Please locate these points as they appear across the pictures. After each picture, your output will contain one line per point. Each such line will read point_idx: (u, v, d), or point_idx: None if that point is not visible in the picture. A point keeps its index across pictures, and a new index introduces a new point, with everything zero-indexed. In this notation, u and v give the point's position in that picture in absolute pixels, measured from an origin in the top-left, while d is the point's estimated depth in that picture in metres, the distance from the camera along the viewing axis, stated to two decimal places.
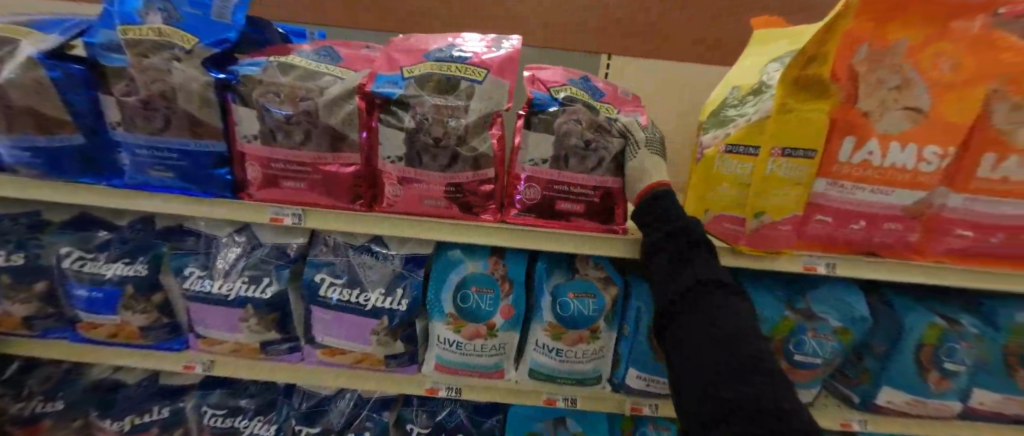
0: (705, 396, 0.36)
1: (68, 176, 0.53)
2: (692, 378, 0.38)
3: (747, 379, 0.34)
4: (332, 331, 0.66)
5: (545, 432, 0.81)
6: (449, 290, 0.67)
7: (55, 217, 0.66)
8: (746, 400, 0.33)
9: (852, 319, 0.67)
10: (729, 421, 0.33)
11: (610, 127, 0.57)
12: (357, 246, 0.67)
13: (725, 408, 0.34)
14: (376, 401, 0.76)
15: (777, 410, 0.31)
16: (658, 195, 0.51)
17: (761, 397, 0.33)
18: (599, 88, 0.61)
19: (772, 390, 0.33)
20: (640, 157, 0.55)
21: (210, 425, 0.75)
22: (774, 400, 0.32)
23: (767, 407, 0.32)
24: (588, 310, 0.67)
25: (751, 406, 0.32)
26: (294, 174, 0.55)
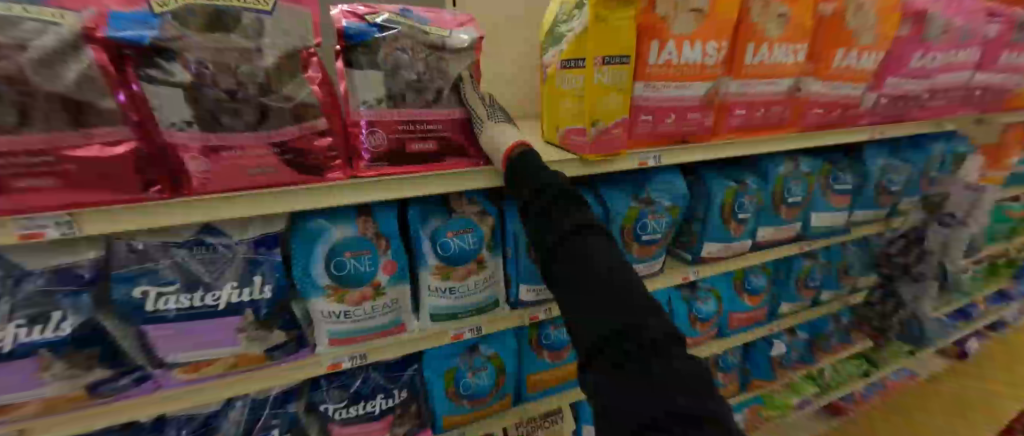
0: (572, 304, 0.43)
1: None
2: (561, 290, 0.45)
3: (596, 282, 0.42)
4: (180, 346, 0.56)
5: (463, 364, 0.85)
6: (319, 262, 0.60)
7: None
8: (601, 299, 0.41)
9: (678, 196, 0.79)
10: (590, 318, 0.41)
11: (444, 52, 0.52)
12: (182, 244, 0.55)
13: (582, 311, 0.42)
14: (279, 394, 0.74)
15: (619, 300, 0.41)
16: (515, 165, 0.52)
17: (608, 293, 0.41)
18: (422, 14, 0.54)
19: (617, 285, 0.41)
20: (488, 129, 0.55)
21: None
22: (619, 292, 0.41)
23: (617, 300, 0.40)
24: (468, 244, 0.66)
25: (606, 302, 0.41)
26: (27, 168, 0.38)
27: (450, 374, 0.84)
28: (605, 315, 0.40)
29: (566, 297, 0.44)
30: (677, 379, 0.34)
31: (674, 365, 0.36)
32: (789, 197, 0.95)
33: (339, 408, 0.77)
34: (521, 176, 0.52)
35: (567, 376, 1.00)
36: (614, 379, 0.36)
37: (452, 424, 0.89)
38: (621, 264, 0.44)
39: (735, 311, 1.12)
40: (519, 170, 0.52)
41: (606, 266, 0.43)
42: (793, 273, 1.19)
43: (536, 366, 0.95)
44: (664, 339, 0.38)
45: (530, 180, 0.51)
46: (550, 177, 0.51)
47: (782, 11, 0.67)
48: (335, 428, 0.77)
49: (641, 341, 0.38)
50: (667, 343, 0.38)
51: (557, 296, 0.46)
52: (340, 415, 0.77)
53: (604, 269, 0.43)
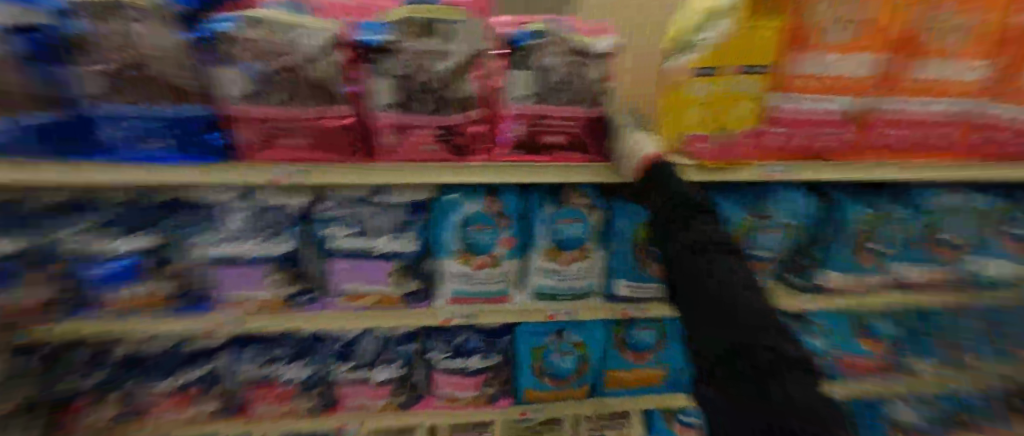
0: (689, 317, 0.50)
1: (30, 152, 0.51)
2: (680, 302, 0.52)
3: (706, 298, 0.48)
4: (347, 278, 0.73)
5: (551, 344, 0.92)
6: (452, 229, 0.71)
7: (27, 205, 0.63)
8: (713, 316, 0.47)
9: (799, 215, 0.76)
10: (705, 332, 0.48)
11: (590, 55, 0.57)
12: (361, 199, 0.69)
13: (699, 326, 0.49)
14: (403, 334, 0.90)
15: (730, 319, 0.45)
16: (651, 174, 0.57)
17: (721, 314, 0.46)
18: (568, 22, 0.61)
19: (729, 307, 0.46)
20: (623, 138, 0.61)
21: (253, 372, 0.87)
22: (733, 309, 0.46)
23: (731, 318, 0.45)
24: (577, 232, 0.72)
25: (719, 319, 0.46)
26: (288, 131, 0.55)
27: (537, 351, 0.92)
28: (717, 332, 0.46)
29: (685, 310, 0.51)
30: (791, 402, 0.38)
31: (789, 390, 0.39)
32: (940, 232, 0.84)
33: (444, 357, 0.90)
34: (652, 184, 0.57)
35: (645, 380, 1.01)
36: (730, 397, 0.43)
37: (533, 396, 0.98)
38: (734, 279, 0.48)
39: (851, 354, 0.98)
40: (654, 178, 0.57)
41: (717, 283, 0.48)
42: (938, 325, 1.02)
43: (619, 362, 0.98)
44: (781, 362, 0.41)
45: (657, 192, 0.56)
46: (676, 186, 0.55)
47: (965, 20, 0.60)
48: (438, 372, 0.92)
49: (753, 360, 0.42)
50: (780, 366, 0.41)
51: (678, 305, 0.53)
52: (441, 364, 0.91)
53: (716, 285, 0.48)
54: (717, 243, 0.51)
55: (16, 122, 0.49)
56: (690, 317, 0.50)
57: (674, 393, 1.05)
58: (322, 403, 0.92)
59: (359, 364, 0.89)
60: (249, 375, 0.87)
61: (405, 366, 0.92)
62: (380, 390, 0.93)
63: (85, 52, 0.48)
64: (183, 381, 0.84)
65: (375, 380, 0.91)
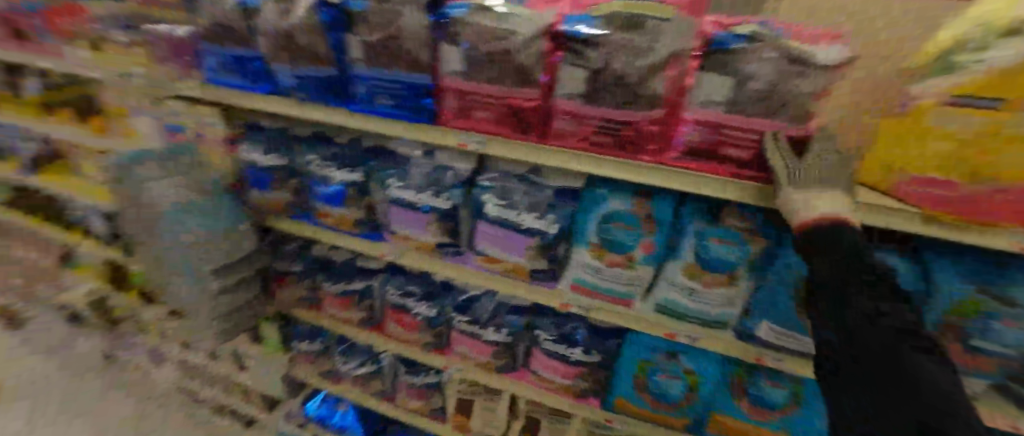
0: (863, 416, 0.36)
1: (319, 98, 0.73)
2: (846, 391, 0.39)
3: (893, 390, 0.34)
4: (490, 243, 0.80)
5: (660, 362, 0.87)
6: (594, 221, 0.73)
7: (302, 131, 0.92)
8: (904, 417, 0.33)
9: None
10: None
11: (811, 65, 0.48)
12: (517, 175, 0.77)
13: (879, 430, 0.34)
14: (514, 305, 0.98)
15: (937, 424, 0.31)
16: (813, 232, 0.45)
17: (917, 410, 0.32)
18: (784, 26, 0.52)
19: (927, 401, 0.32)
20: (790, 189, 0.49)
21: (393, 299, 1.05)
22: (942, 413, 0.31)
23: (933, 420, 0.31)
24: (729, 255, 0.66)
25: (915, 423, 0.32)
26: (484, 104, 0.63)
27: (643, 365, 0.88)
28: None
29: (855, 402, 0.37)
30: None
31: None
32: None
33: (549, 340, 0.94)
34: (810, 248, 0.46)
35: None
36: None
37: (621, 407, 0.96)
38: (936, 376, 0.34)
39: None
40: (812, 240, 0.45)
41: (913, 376, 0.34)
42: None
43: (726, 407, 0.87)
44: None
45: (817, 254, 0.45)
46: (851, 246, 0.44)
47: None
48: (538, 351, 0.97)
49: None
50: None
51: (840, 397, 0.39)
52: (546, 345, 0.95)
53: (910, 376, 0.34)
54: (905, 324, 0.39)
55: (315, 73, 0.70)
56: (864, 408, 0.37)
57: None
58: (438, 342, 1.08)
59: (474, 320, 0.99)
60: (390, 300, 1.06)
61: (513, 337, 0.98)
62: (486, 349, 1.01)
63: (359, 24, 0.64)
64: (350, 288, 1.08)
65: (485, 339, 0.99)
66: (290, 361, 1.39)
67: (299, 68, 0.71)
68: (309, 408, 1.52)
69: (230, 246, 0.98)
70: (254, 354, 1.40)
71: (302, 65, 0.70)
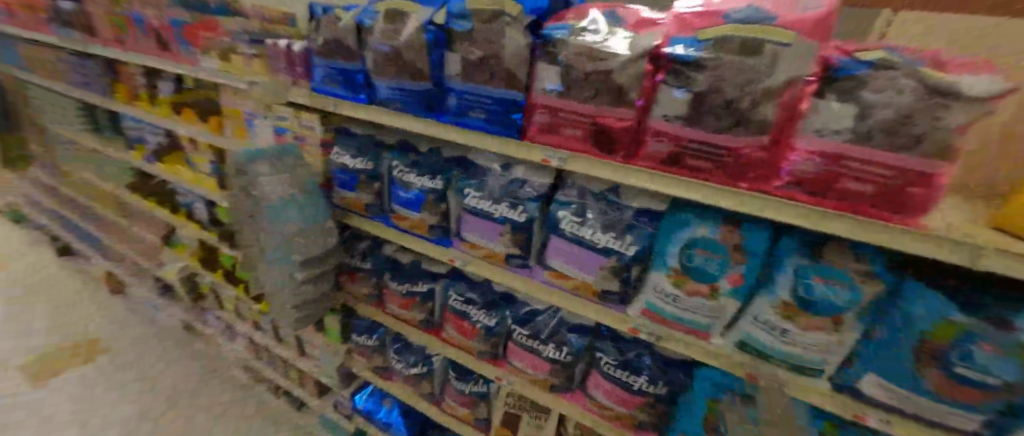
0: None
1: (412, 110, 0.78)
2: None
3: None
4: (563, 258, 0.80)
5: (732, 404, 0.80)
6: (675, 246, 0.70)
7: (388, 139, 0.98)
8: None
9: None
10: None
11: (955, 94, 0.42)
12: (595, 193, 0.77)
13: None
14: (574, 324, 0.97)
15: None
16: None
17: None
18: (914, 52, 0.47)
19: None
20: None
21: (453, 304, 1.09)
22: None
23: None
24: (836, 300, 0.60)
25: None
26: (575, 122, 0.64)
27: (714, 404, 0.82)
28: None
29: None
30: None
31: None
32: None
33: (611, 364, 0.91)
34: None
35: None
36: None
37: None
38: None
39: None
40: None
41: None
42: None
43: None
44: None
45: None
46: None
47: None
48: (597, 373, 0.94)
49: None
50: None
51: None
52: (607, 369, 0.92)
53: None
54: None
55: (410, 86, 0.75)
56: None
57: None
58: (493, 352, 1.09)
59: (532, 334, 0.99)
60: (451, 305, 1.10)
61: (573, 358, 0.96)
62: (541, 366, 1.00)
63: (461, 42, 0.68)
64: (414, 289, 1.13)
65: (542, 355, 0.98)
66: (348, 353, 1.47)
67: (397, 81, 0.76)
68: (359, 402, 1.57)
69: (320, 241, 1.05)
70: (317, 342, 1.50)
71: (399, 78, 0.76)
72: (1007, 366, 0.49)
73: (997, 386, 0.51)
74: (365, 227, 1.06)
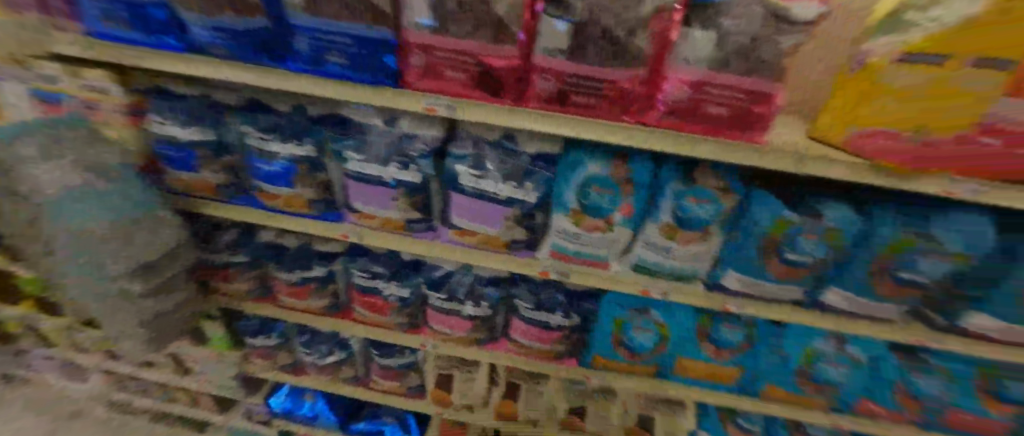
0: None
1: (253, 58, 0.62)
2: None
3: None
4: (464, 215, 0.76)
5: (630, 317, 0.92)
6: (573, 187, 0.71)
7: (226, 100, 0.77)
8: None
9: (977, 246, 0.63)
10: None
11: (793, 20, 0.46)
12: (489, 142, 0.72)
13: None
14: (488, 276, 0.95)
15: None
16: None
17: None
18: None
19: None
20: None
21: (358, 282, 1.00)
22: None
23: None
24: (705, 214, 0.68)
25: None
26: (456, 63, 0.57)
27: (619, 321, 0.92)
28: None
29: None
30: None
31: None
32: None
33: (527, 308, 0.94)
34: None
35: (716, 376, 0.99)
36: None
37: (599, 362, 1.01)
38: None
39: (961, 409, 0.88)
40: None
41: None
42: None
43: (691, 353, 0.95)
44: None
45: None
46: None
47: None
48: (516, 319, 0.98)
49: None
50: None
51: None
52: (525, 313, 0.96)
53: None
54: None
55: (237, 24, 0.58)
56: None
57: (741, 395, 1.02)
58: (410, 321, 1.04)
59: (449, 297, 0.95)
60: (356, 283, 1.00)
61: (492, 309, 0.97)
62: (462, 324, 0.99)
63: None
64: (307, 276, 1.00)
65: (462, 314, 0.97)
66: (244, 359, 1.28)
67: (215, 18, 0.57)
68: (274, 403, 1.42)
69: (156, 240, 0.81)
70: (203, 355, 1.28)
71: (217, 13, 0.57)
72: (819, 247, 0.66)
73: (812, 262, 0.68)
74: (224, 213, 0.88)
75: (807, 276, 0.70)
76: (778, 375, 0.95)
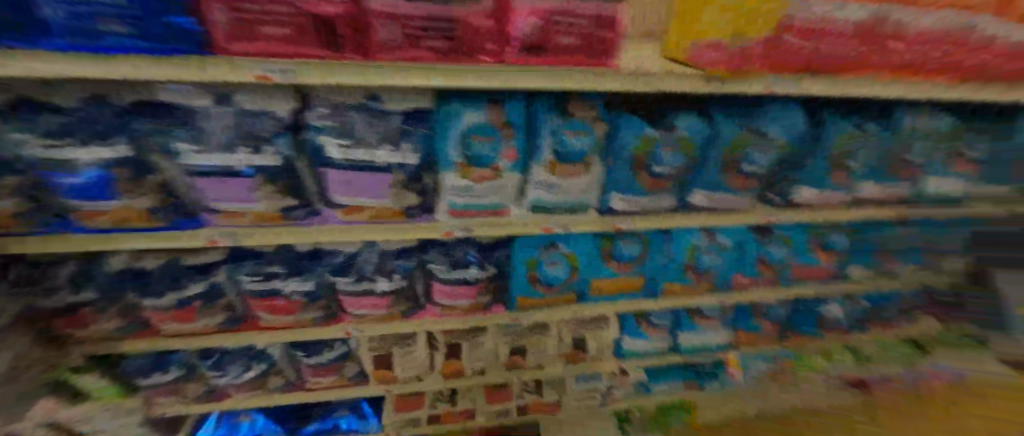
0: None
1: None
2: None
3: None
4: (346, 191, 0.71)
5: (541, 255, 0.97)
6: (454, 141, 0.70)
7: None
8: None
9: (791, 132, 0.79)
10: None
11: None
12: (354, 106, 0.63)
13: None
14: (397, 249, 0.90)
15: None
16: None
17: None
18: None
19: None
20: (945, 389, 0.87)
21: (250, 287, 0.89)
22: None
23: None
24: (578, 145, 0.73)
25: None
26: (275, 17, 0.49)
27: (531, 261, 0.98)
28: None
29: None
30: None
31: None
32: (906, 155, 0.92)
33: (443, 269, 0.95)
34: None
35: (624, 288, 1.11)
36: None
37: (523, 303, 1.07)
38: None
39: (800, 263, 1.18)
40: None
41: None
42: (874, 239, 1.19)
43: (600, 273, 1.06)
44: None
45: None
46: None
47: None
48: (436, 283, 0.97)
49: None
50: None
51: None
52: (441, 275, 0.96)
53: None
54: None
55: None
56: None
57: (644, 299, 1.17)
58: (326, 314, 0.97)
59: (359, 278, 0.90)
60: (249, 288, 0.89)
61: (407, 279, 0.94)
62: (381, 302, 0.96)
63: None
64: (183, 296, 0.87)
65: (376, 292, 0.93)
66: (143, 404, 1.11)
67: None
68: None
69: None
70: (89, 413, 1.08)
71: None
72: (675, 157, 0.77)
73: (672, 173, 0.80)
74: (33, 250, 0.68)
75: (671, 183, 0.81)
76: (670, 272, 1.10)
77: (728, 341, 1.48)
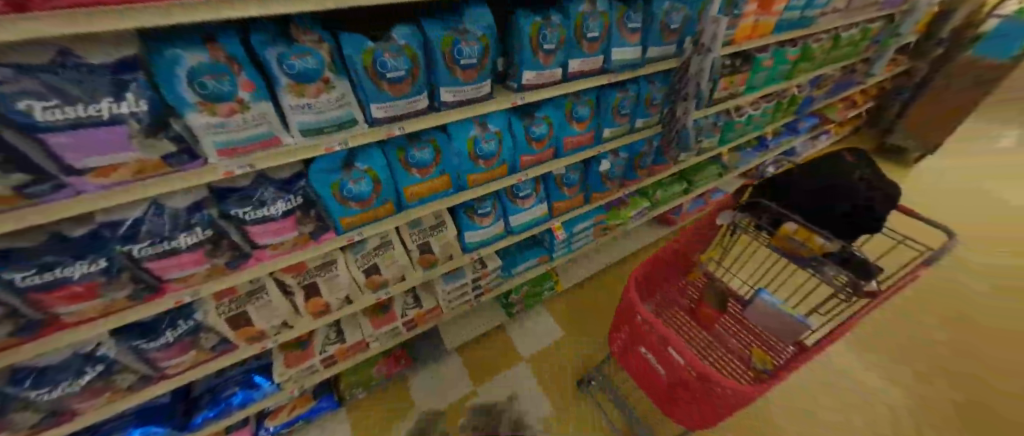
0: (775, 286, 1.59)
1: None
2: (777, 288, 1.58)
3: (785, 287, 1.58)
4: (84, 152, 0.75)
5: (344, 177, 1.12)
6: (183, 83, 0.78)
7: None
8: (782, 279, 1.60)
9: (486, 27, 1.05)
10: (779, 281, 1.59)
11: None
12: (45, 65, 0.67)
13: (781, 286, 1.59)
14: (190, 204, 0.97)
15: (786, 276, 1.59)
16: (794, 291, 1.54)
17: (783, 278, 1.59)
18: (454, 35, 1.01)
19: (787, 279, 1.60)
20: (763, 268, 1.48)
21: (29, 285, 0.85)
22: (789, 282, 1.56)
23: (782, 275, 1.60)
24: (311, 65, 0.87)
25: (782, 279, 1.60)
26: None
27: (335, 183, 1.11)
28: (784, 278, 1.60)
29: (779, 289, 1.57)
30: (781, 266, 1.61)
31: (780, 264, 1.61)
32: (588, 32, 1.25)
33: (247, 211, 1.03)
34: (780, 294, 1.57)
35: (436, 189, 1.34)
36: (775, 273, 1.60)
37: (349, 224, 1.23)
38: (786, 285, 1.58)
39: (566, 135, 1.56)
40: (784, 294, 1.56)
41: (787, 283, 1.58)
42: (611, 104, 1.60)
43: (409, 181, 1.26)
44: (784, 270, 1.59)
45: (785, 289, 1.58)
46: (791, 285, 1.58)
47: None
48: (249, 226, 1.05)
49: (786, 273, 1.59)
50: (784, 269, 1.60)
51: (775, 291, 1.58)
52: (249, 217, 1.04)
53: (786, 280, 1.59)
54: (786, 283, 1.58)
55: None
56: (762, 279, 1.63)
57: (459, 192, 1.42)
58: (142, 287, 1.00)
59: (157, 241, 0.94)
60: (27, 287, 0.85)
61: (214, 230, 1.01)
62: (195, 257, 1.02)
63: None
64: None
65: (185, 248, 0.99)
66: None
67: None
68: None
69: None
70: None
71: None
72: (400, 60, 0.96)
73: (405, 74, 0.98)
74: None
75: (411, 85, 1.01)
76: (465, 165, 1.35)
77: (547, 212, 1.85)
